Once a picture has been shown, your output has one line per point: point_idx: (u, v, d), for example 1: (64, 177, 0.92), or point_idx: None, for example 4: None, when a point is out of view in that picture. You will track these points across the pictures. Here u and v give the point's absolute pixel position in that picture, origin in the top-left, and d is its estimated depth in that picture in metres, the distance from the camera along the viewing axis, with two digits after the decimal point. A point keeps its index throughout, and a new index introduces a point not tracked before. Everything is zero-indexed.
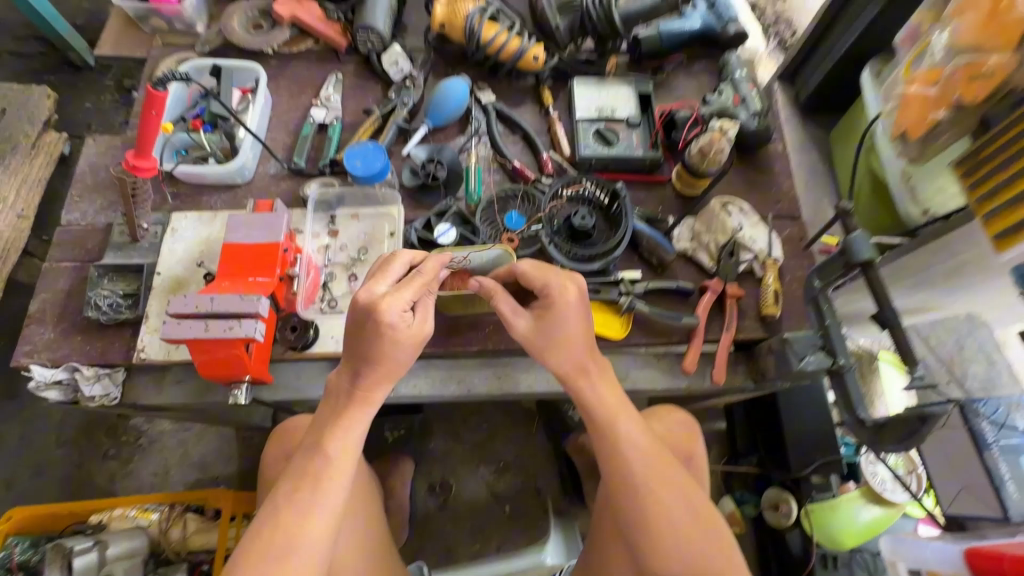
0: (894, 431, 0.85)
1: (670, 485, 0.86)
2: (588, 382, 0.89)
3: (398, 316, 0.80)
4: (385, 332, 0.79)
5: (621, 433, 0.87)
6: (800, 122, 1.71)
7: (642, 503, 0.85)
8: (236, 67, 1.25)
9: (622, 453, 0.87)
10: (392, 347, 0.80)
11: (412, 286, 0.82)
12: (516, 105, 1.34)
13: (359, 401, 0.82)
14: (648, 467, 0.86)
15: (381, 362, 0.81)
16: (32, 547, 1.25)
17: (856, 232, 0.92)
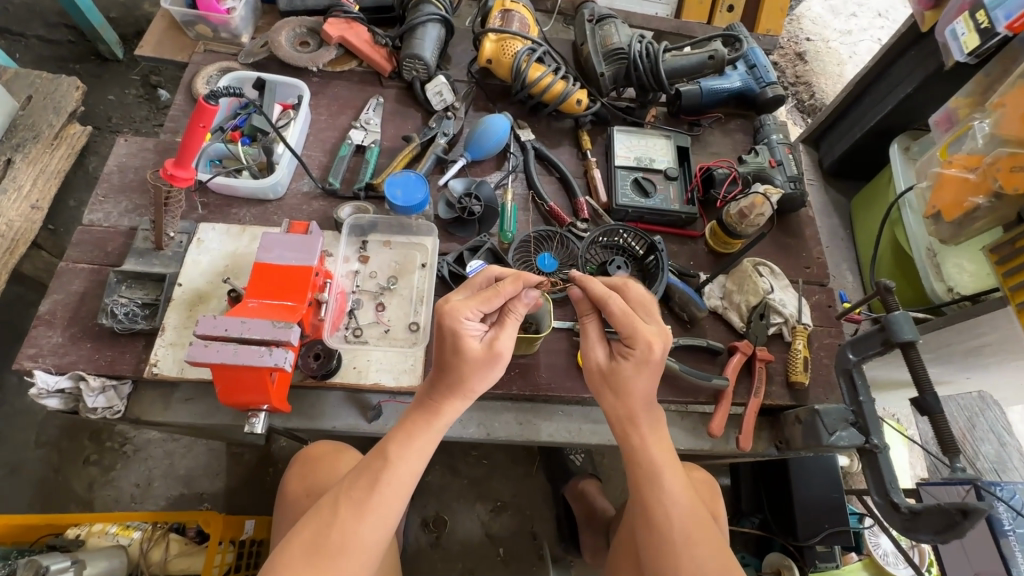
0: (929, 520, 0.83)
1: (716, 549, 0.79)
2: (638, 432, 0.85)
3: (464, 326, 0.77)
4: (454, 336, 0.77)
5: (665, 492, 0.82)
6: (823, 187, 1.74)
7: (688, 571, 0.78)
8: (280, 81, 1.24)
9: (666, 515, 0.81)
10: (456, 353, 0.76)
11: (480, 296, 0.78)
12: (554, 145, 1.34)
13: (399, 446, 0.77)
14: (694, 531, 0.80)
15: (453, 370, 0.77)
16: (2, 560, 1.17)
17: (897, 311, 0.90)
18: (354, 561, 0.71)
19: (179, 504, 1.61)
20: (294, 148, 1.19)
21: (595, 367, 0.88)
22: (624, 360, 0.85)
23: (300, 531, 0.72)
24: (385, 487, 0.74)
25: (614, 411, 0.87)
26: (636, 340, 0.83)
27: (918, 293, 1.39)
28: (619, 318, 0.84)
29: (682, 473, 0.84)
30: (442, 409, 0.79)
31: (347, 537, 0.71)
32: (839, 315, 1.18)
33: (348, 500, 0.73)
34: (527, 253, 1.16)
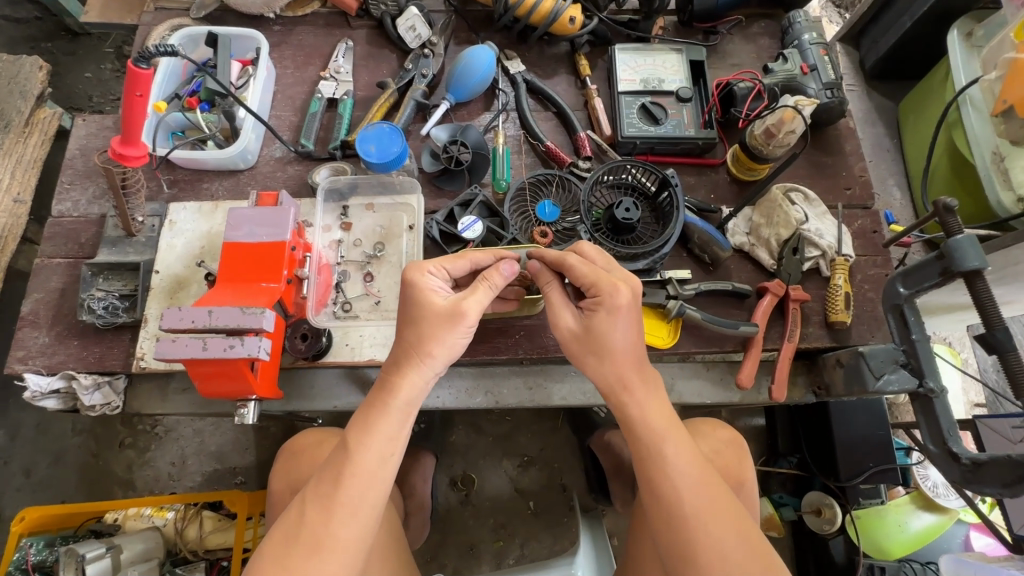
0: (995, 472, 0.73)
1: (734, 520, 0.68)
2: (631, 397, 0.75)
3: (425, 280, 0.77)
4: (414, 289, 0.77)
5: (670, 462, 0.71)
6: (864, 93, 1.52)
7: (705, 547, 0.67)
8: (234, 34, 1.11)
9: (673, 488, 0.70)
10: (415, 307, 0.76)
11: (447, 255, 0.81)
12: (549, 75, 1.18)
13: (362, 440, 0.70)
14: (707, 504, 0.68)
15: (411, 329, 0.75)
16: (48, 547, 1.22)
17: (960, 234, 0.76)
18: (335, 559, 0.65)
19: (214, 479, 1.60)
20: (258, 110, 1.08)
21: (570, 335, 0.80)
22: (594, 314, 0.77)
23: (273, 538, 0.67)
24: (351, 480, 0.68)
25: (602, 376, 0.77)
26: (601, 286, 0.77)
27: (980, 206, 1.21)
28: (576, 267, 0.79)
29: (688, 440, 0.73)
30: (397, 382, 0.73)
31: (321, 533, 0.65)
32: (886, 242, 1.03)
33: (314, 497, 0.68)
34: (524, 203, 1.04)
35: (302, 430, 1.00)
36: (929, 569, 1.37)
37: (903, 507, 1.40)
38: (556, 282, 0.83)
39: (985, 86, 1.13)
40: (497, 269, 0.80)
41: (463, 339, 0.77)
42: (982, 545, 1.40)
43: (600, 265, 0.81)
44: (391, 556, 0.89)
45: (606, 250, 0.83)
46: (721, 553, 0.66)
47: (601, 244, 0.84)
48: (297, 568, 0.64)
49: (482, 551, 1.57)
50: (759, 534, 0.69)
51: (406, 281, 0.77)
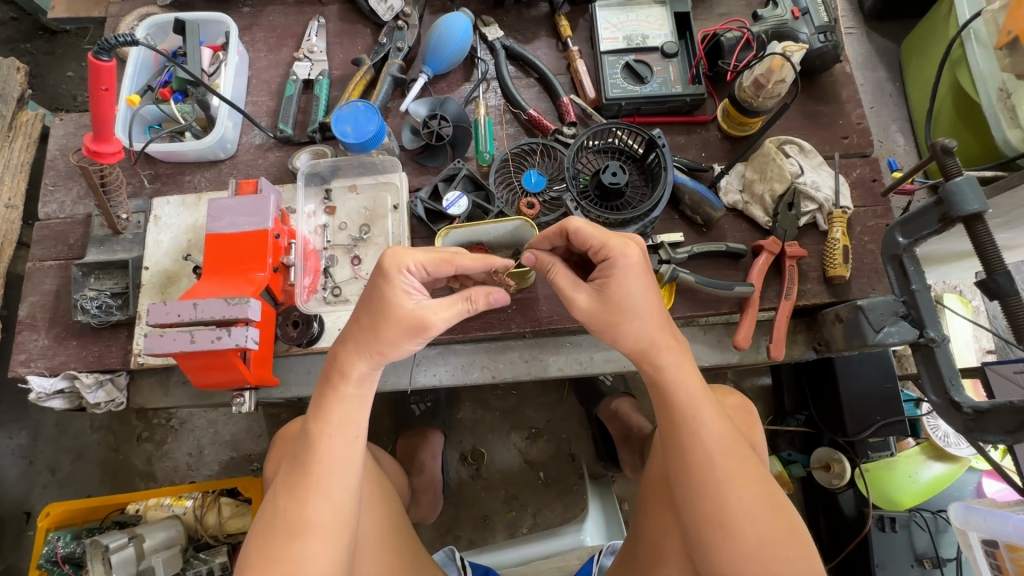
0: (996, 420, 0.72)
1: (760, 484, 0.67)
2: (661, 360, 0.73)
3: (400, 279, 0.71)
4: (387, 284, 0.70)
5: (699, 427, 0.69)
6: (864, 35, 1.46)
7: (735, 512, 0.65)
8: (203, 20, 1.08)
9: (702, 452, 0.68)
10: (382, 307, 0.70)
11: (430, 255, 0.73)
12: (530, 40, 1.13)
13: (324, 427, 0.69)
14: (736, 469, 0.67)
15: (370, 325, 0.70)
16: (75, 539, 1.27)
17: (961, 176, 0.72)
18: (315, 541, 0.65)
19: (231, 467, 1.63)
20: (233, 97, 1.05)
21: (587, 312, 0.74)
22: (610, 276, 0.73)
23: (257, 525, 0.67)
24: (323, 469, 0.67)
25: (633, 343, 0.74)
26: (613, 245, 0.73)
27: (987, 148, 1.16)
28: (584, 230, 0.74)
29: (715, 405, 0.71)
30: (348, 371, 0.70)
31: (296, 520, 0.66)
32: (885, 190, 1.00)
33: (285, 486, 0.67)
34: (509, 174, 1.02)
35: (297, 416, 1.00)
36: (939, 519, 1.34)
37: (912, 458, 1.39)
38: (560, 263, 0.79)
39: (989, 18, 1.06)
40: (485, 295, 0.74)
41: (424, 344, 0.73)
42: (994, 491, 1.40)
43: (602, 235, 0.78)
44: (393, 532, 0.89)
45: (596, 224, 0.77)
46: (750, 518, 0.65)
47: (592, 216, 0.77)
48: (284, 557, 0.64)
49: (496, 522, 1.59)
50: (783, 498, 0.69)
51: (379, 271, 0.71)
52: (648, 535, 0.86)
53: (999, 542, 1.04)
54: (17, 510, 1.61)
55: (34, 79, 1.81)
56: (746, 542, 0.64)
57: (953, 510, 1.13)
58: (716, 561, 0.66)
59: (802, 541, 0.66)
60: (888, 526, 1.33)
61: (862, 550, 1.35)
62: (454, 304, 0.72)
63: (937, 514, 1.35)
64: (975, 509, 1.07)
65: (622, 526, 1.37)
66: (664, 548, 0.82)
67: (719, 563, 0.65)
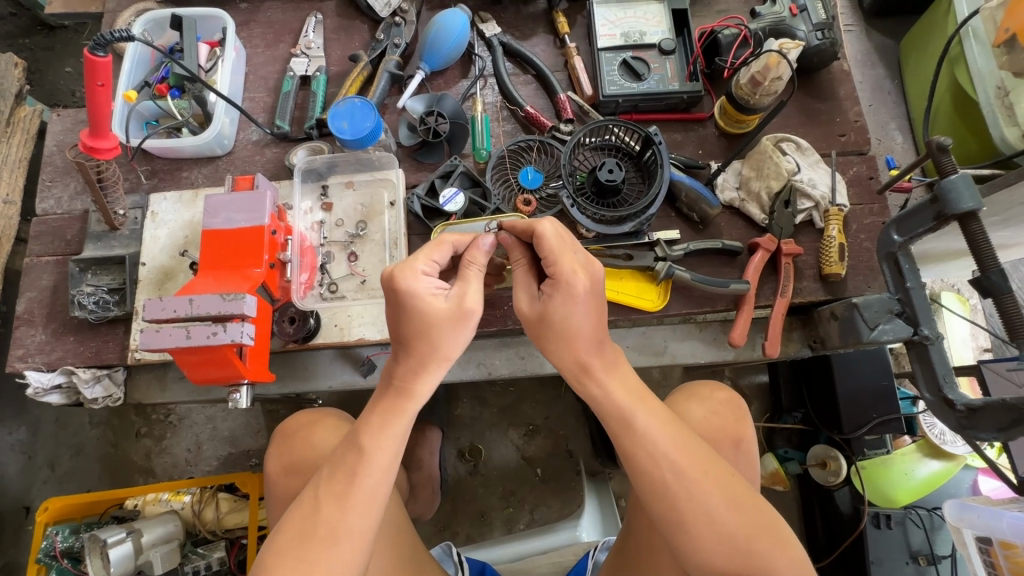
0: (991, 417, 0.72)
1: (722, 483, 0.67)
2: (595, 379, 0.72)
3: (423, 286, 0.71)
4: (416, 299, 0.70)
5: (642, 435, 0.69)
6: (863, 33, 1.46)
7: (691, 512, 0.66)
8: (200, 16, 1.08)
9: (649, 458, 0.68)
10: (420, 318, 0.70)
11: (432, 249, 0.74)
12: (527, 36, 1.13)
13: (376, 435, 0.68)
14: (688, 470, 0.67)
15: (418, 342, 0.70)
16: (73, 534, 1.27)
17: (956, 174, 0.72)
18: (353, 550, 0.66)
19: (229, 462, 1.63)
20: (229, 93, 1.05)
21: (528, 319, 0.76)
22: (552, 300, 0.73)
23: (287, 532, 0.66)
24: (370, 478, 0.67)
25: (564, 364, 0.74)
26: (561, 273, 0.72)
27: (985, 146, 1.16)
28: (546, 238, 0.74)
29: (659, 410, 0.71)
30: (413, 385, 0.70)
31: (337, 527, 0.66)
32: (881, 188, 1.00)
33: (329, 494, 0.67)
34: (505, 171, 1.02)
35: (292, 415, 1.01)
36: (934, 516, 1.35)
37: (909, 455, 1.39)
38: (524, 256, 0.80)
39: (987, 15, 1.08)
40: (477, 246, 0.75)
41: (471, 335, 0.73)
42: (989, 489, 1.39)
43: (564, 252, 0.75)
44: (393, 527, 0.90)
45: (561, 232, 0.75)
46: (710, 518, 0.65)
47: (561, 226, 0.76)
48: (313, 561, 0.64)
49: (493, 518, 1.60)
50: (751, 491, 0.68)
51: (396, 289, 0.71)
52: (637, 537, 0.86)
53: (993, 540, 1.04)
54: (16, 505, 1.61)
55: (33, 75, 1.80)
56: (710, 541, 0.65)
57: (947, 508, 1.13)
58: (688, 561, 0.66)
59: (779, 537, 0.66)
60: (884, 522, 1.34)
61: (858, 546, 1.35)
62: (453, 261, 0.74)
63: (933, 511, 1.36)
64: (969, 506, 1.07)
65: (619, 520, 1.36)
66: (654, 546, 0.82)
67: (692, 564, 0.66)
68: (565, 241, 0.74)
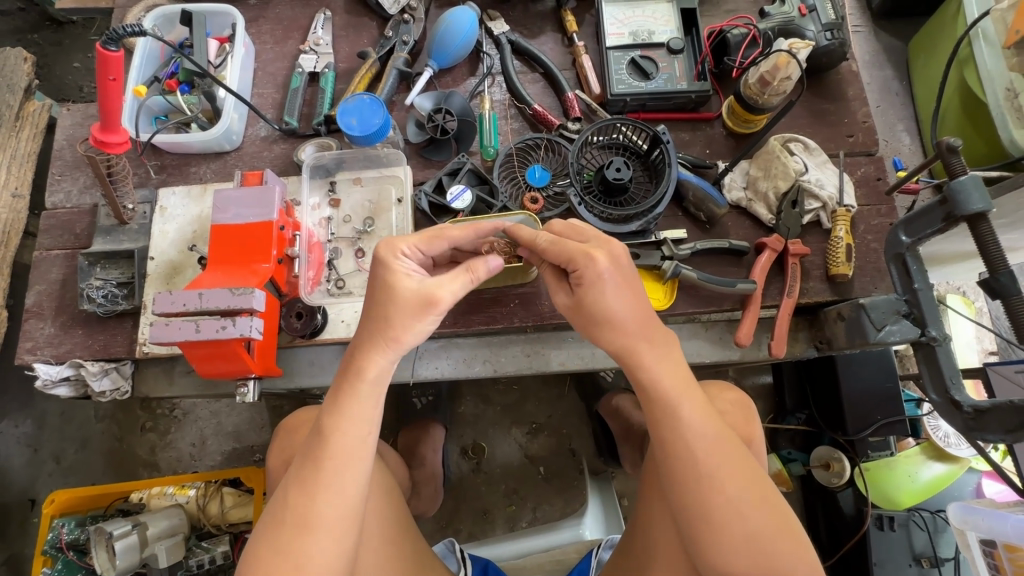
0: (997, 419, 0.72)
1: (749, 479, 0.67)
2: (640, 360, 0.72)
3: (398, 263, 0.73)
4: (389, 275, 0.73)
5: (682, 426, 0.69)
6: (871, 33, 1.46)
7: (720, 504, 0.66)
8: (209, 11, 1.08)
9: (687, 448, 0.68)
10: (386, 293, 0.72)
11: (420, 233, 0.76)
12: (536, 34, 1.13)
13: (340, 424, 0.69)
14: (722, 465, 0.67)
15: (378, 313, 0.71)
16: (79, 527, 1.28)
17: (965, 174, 0.72)
18: (326, 537, 0.66)
19: (233, 457, 1.64)
20: (238, 88, 1.05)
21: (566, 308, 0.77)
22: (582, 288, 0.73)
23: (264, 523, 0.67)
24: (333, 464, 0.67)
25: (611, 348, 0.74)
26: (577, 259, 0.73)
27: (994, 148, 1.15)
28: (549, 249, 0.75)
29: (702, 399, 0.71)
30: (362, 365, 0.70)
31: (307, 514, 0.66)
32: (889, 189, 0.99)
33: (297, 484, 0.67)
34: (513, 169, 1.02)
35: (298, 410, 1.01)
36: (937, 519, 1.34)
37: (912, 457, 1.39)
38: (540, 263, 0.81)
39: (997, 16, 1.06)
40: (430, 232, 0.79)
41: (432, 325, 0.73)
42: (993, 492, 1.40)
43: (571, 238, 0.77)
44: (392, 525, 0.89)
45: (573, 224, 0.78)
46: (736, 512, 0.66)
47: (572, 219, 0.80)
48: (292, 551, 0.65)
49: (496, 515, 1.60)
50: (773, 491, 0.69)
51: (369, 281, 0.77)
52: (646, 533, 0.86)
53: (997, 542, 1.04)
54: (22, 497, 1.62)
55: (41, 70, 1.81)
56: (733, 536, 0.65)
57: (951, 510, 1.13)
58: (705, 554, 0.67)
59: (791, 533, 0.67)
60: (887, 525, 1.34)
61: (860, 548, 1.35)
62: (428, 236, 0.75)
63: (937, 513, 1.35)
64: (974, 508, 1.07)
65: (622, 520, 1.36)
66: (664, 543, 0.81)
67: (711, 556, 0.66)
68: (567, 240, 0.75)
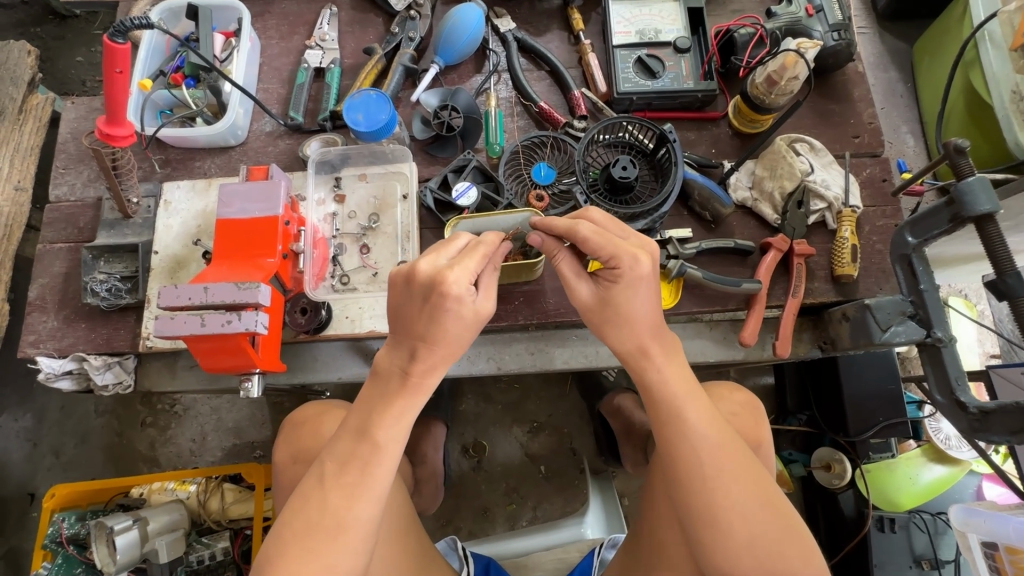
0: (1002, 421, 0.72)
1: (753, 479, 0.68)
2: (650, 363, 0.74)
3: (461, 291, 0.69)
4: (452, 302, 0.68)
5: (689, 428, 0.70)
6: (877, 35, 1.46)
7: (725, 507, 0.66)
8: (215, 5, 1.08)
9: (691, 451, 0.69)
10: (444, 320, 0.69)
11: (473, 254, 0.70)
12: (542, 32, 1.13)
13: (385, 425, 0.69)
14: (732, 466, 0.68)
15: (435, 334, 0.69)
16: (79, 521, 1.27)
17: (973, 176, 0.72)
18: (360, 538, 0.66)
19: (234, 453, 1.64)
20: (244, 83, 1.05)
21: (585, 304, 0.77)
22: (613, 285, 0.74)
23: (291, 520, 0.66)
24: (378, 465, 0.68)
25: (622, 343, 0.75)
26: (621, 257, 0.72)
27: (999, 151, 1.15)
28: (592, 241, 0.72)
29: (707, 403, 0.72)
30: (423, 376, 0.71)
31: (339, 510, 0.66)
32: (895, 190, 0.99)
33: (336, 482, 0.67)
34: (518, 166, 1.02)
35: (301, 407, 1.00)
36: (937, 521, 1.34)
37: (914, 460, 1.39)
38: (564, 251, 0.79)
39: (1005, 18, 1.07)
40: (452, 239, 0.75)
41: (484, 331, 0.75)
42: (994, 495, 1.40)
43: (615, 233, 0.76)
44: (398, 523, 0.89)
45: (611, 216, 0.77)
46: (742, 514, 0.66)
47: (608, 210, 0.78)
48: (323, 550, 0.64)
49: (496, 514, 1.60)
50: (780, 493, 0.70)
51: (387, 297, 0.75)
52: (651, 534, 0.86)
53: (999, 545, 1.04)
54: (21, 491, 1.62)
55: (44, 64, 1.81)
56: (738, 538, 0.65)
57: (953, 512, 1.13)
58: (712, 558, 0.66)
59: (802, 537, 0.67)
60: (888, 526, 1.33)
61: (861, 549, 1.35)
62: (479, 255, 0.71)
63: (937, 515, 1.35)
64: (976, 511, 1.07)
65: (623, 521, 1.35)
66: (669, 544, 0.81)
67: (718, 560, 0.66)
68: (609, 233, 0.74)
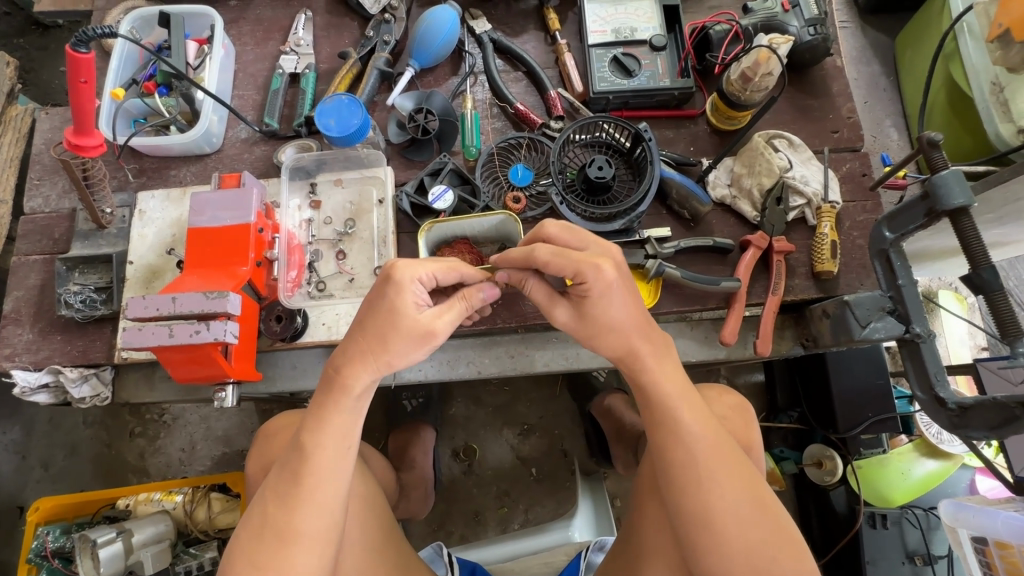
0: (981, 416, 0.72)
1: (746, 482, 0.67)
2: (642, 365, 0.73)
3: (411, 288, 0.69)
4: (394, 298, 0.68)
5: (682, 428, 0.69)
6: (858, 29, 1.45)
7: (719, 508, 0.65)
8: (188, 12, 1.07)
9: (688, 452, 0.68)
10: (389, 317, 0.68)
11: (439, 261, 0.73)
12: (519, 33, 1.12)
13: (315, 436, 0.68)
14: (720, 467, 0.67)
15: (374, 335, 0.68)
16: (65, 534, 1.27)
17: (948, 169, 0.71)
18: (311, 550, 0.66)
19: (223, 462, 1.63)
20: (218, 90, 1.04)
21: (567, 326, 0.75)
22: (587, 297, 0.71)
23: (245, 531, 0.67)
24: (313, 475, 0.67)
25: (613, 351, 0.74)
26: (585, 270, 0.69)
27: (979, 142, 1.15)
28: (550, 265, 0.70)
29: (701, 404, 0.71)
30: (349, 381, 0.68)
31: (285, 527, 0.66)
32: (874, 185, 0.99)
33: (273, 497, 0.68)
34: (494, 169, 1.02)
35: (271, 419, 0.98)
36: (931, 517, 1.33)
37: (905, 454, 1.39)
38: (534, 277, 0.76)
39: (981, 11, 1.05)
40: (477, 290, 0.74)
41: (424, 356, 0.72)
42: (987, 488, 1.39)
43: (571, 246, 0.73)
44: (377, 533, 0.88)
45: (569, 227, 0.74)
46: (734, 516, 0.65)
47: (567, 223, 0.75)
48: (273, 561, 0.65)
49: (487, 517, 1.59)
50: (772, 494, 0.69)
51: (389, 283, 0.69)
52: (642, 534, 0.85)
53: (988, 539, 1.03)
54: (11, 504, 1.61)
55: (27, 75, 1.80)
56: (735, 543, 0.65)
57: (943, 507, 1.12)
58: (702, 559, 0.66)
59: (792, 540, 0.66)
60: (879, 523, 1.32)
61: (854, 546, 1.33)
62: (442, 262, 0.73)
63: (929, 511, 1.34)
64: (965, 506, 1.06)
65: (613, 524, 1.35)
66: (662, 547, 0.80)
67: (706, 562, 0.66)
68: (569, 250, 0.71)
